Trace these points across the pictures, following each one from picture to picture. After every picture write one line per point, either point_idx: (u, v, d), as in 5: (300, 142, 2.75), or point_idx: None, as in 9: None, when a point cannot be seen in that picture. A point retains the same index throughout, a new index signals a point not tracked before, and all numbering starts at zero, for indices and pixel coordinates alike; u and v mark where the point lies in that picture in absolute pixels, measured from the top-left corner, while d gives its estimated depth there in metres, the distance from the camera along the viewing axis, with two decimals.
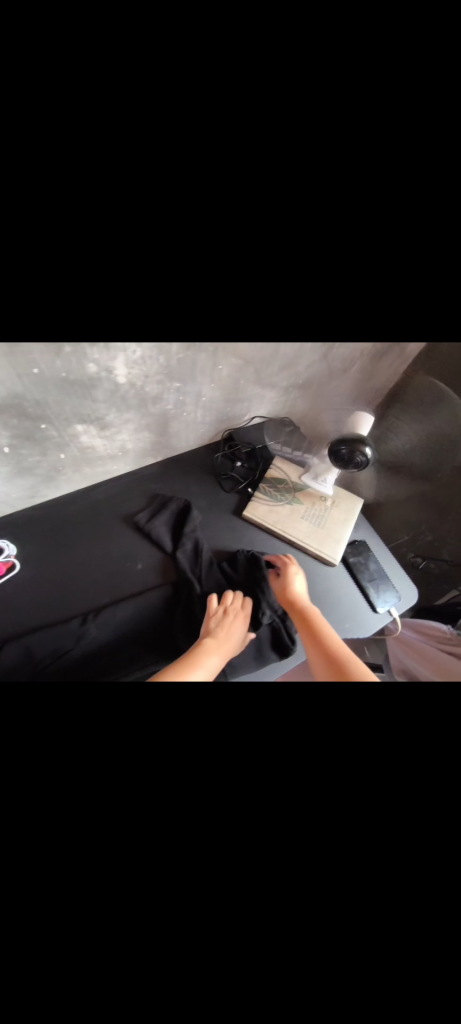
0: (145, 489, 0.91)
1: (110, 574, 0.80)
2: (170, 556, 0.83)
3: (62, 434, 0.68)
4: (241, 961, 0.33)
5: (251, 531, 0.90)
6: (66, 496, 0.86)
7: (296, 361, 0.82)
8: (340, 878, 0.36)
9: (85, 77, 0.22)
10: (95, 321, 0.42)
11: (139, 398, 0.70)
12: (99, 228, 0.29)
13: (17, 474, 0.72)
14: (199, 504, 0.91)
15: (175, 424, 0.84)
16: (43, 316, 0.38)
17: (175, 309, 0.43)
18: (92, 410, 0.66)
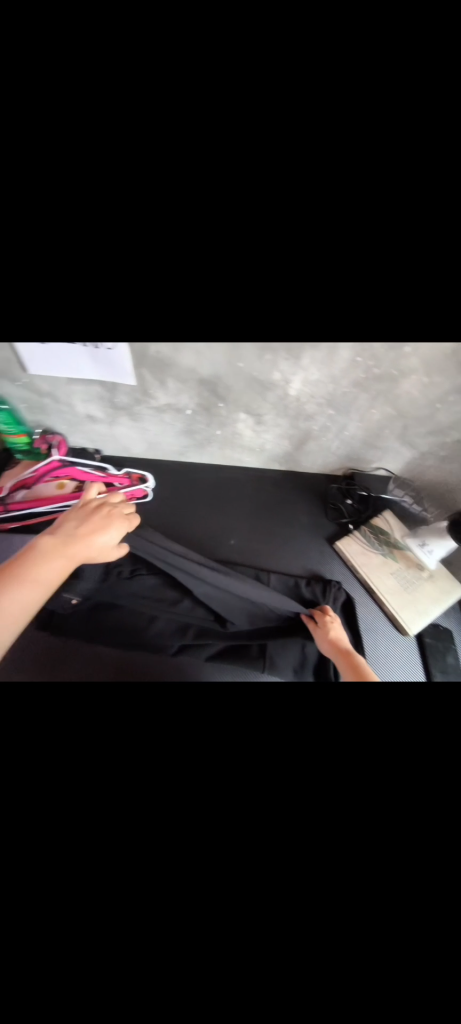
0: (259, 488, 1.04)
1: (210, 538, 0.97)
2: (256, 550, 0.96)
3: (228, 415, 0.86)
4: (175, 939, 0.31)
5: (335, 562, 0.94)
6: (201, 466, 1.05)
7: (449, 429, 0.81)
8: (309, 887, 0.32)
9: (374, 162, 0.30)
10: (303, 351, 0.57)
11: (296, 409, 0.83)
12: (332, 280, 0.36)
13: (183, 433, 0.93)
14: (299, 520, 1.00)
15: (311, 444, 0.95)
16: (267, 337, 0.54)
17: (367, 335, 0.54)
18: (256, 404, 0.82)
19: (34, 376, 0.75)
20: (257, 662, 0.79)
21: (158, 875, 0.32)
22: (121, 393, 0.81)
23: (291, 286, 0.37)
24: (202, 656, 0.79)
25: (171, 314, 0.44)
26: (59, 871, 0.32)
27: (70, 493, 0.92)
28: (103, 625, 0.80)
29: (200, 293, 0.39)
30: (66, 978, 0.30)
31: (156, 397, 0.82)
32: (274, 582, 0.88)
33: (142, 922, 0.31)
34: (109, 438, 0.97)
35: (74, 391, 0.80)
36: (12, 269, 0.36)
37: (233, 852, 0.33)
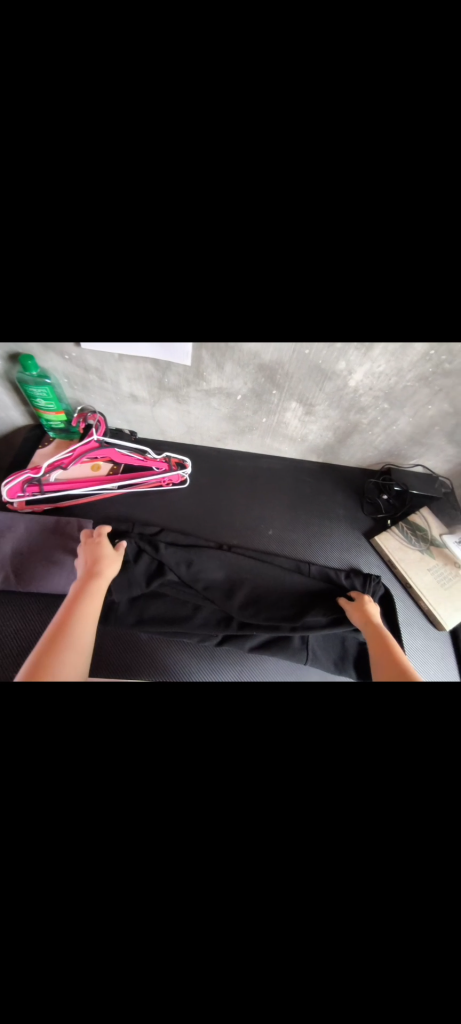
0: (298, 479, 1.03)
1: (249, 525, 0.93)
2: (296, 541, 0.93)
3: (279, 403, 0.83)
4: (316, 926, 0.30)
5: (372, 556, 0.94)
6: (239, 453, 1.02)
7: None
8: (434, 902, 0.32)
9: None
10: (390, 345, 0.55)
11: (350, 400, 0.81)
12: (435, 275, 0.35)
13: (227, 418, 0.90)
14: (336, 512, 0.99)
15: (355, 437, 0.94)
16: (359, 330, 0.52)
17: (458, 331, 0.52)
18: (310, 393, 0.79)
19: (84, 351, 0.71)
20: (301, 652, 0.77)
21: (280, 877, 0.32)
22: (171, 374, 0.77)
23: (414, 275, 0.35)
24: (245, 645, 0.76)
25: (275, 303, 0.41)
26: (178, 876, 0.31)
27: (107, 476, 0.88)
28: (143, 612, 0.75)
29: (331, 292, 0.38)
30: (181, 986, 0.30)
31: (209, 379, 0.78)
32: (315, 572, 0.86)
33: (281, 902, 0.31)
34: (148, 419, 0.92)
35: (123, 368, 0.76)
36: (144, 247, 0.33)
37: (353, 859, 0.32)
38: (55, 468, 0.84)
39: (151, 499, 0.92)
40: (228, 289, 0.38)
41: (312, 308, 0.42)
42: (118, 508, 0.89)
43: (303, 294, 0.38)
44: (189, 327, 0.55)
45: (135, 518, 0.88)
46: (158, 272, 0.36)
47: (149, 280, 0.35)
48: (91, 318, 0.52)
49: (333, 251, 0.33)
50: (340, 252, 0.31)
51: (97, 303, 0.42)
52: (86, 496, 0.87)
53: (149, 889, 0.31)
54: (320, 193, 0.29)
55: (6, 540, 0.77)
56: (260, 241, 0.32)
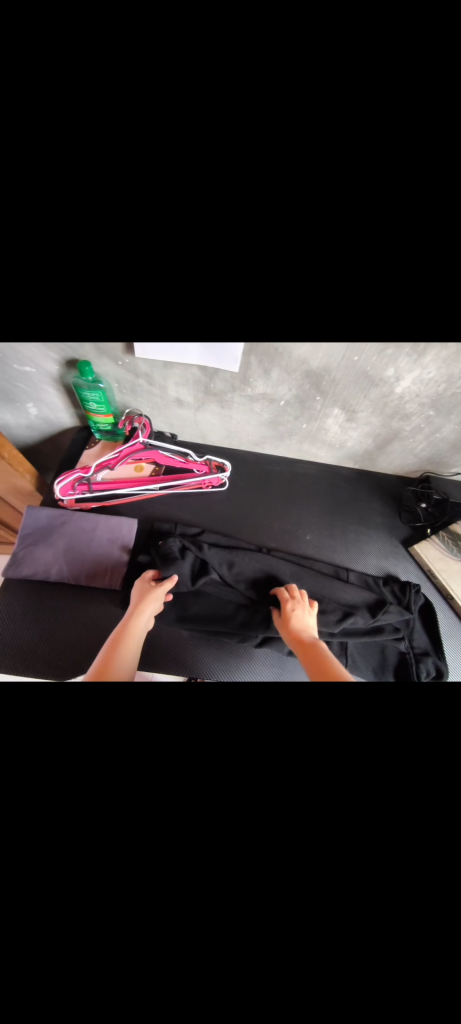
0: (334, 485, 1.03)
1: (285, 529, 0.94)
2: (333, 547, 0.93)
3: (321, 410, 0.85)
4: (381, 919, 0.32)
5: (411, 565, 0.93)
6: (276, 458, 1.04)
7: None
8: None
9: None
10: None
11: (394, 408, 0.81)
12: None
13: (267, 424, 0.91)
14: (373, 519, 0.99)
15: (396, 444, 0.93)
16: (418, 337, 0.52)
17: None
18: (353, 400, 0.80)
19: (136, 359, 0.74)
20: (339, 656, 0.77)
21: (343, 870, 0.33)
22: (217, 380, 0.79)
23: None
24: (284, 649, 0.76)
25: (343, 316, 0.43)
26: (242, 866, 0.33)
27: (150, 477, 0.92)
28: (186, 610, 0.77)
29: (402, 305, 0.39)
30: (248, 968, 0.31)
31: (254, 385, 0.79)
32: (354, 579, 0.86)
33: (343, 891, 0.32)
34: (190, 423, 0.96)
35: (171, 374, 0.79)
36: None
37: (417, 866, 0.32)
38: (102, 469, 0.88)
39: (191, 501, 0.94)
40: (303, 302, 0.40)
41: (380, 319, 0.43)
42: (160, 508, 0.92)
43: (374, 309, 0.39)
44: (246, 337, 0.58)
45: (176, 518, 0.91)
46: (238, 290, 0.38)
47: (231, 296, 0.38)
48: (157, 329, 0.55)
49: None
50: (413, 278, 0.32)
51: (174, 315, 0.45)
52: (131, 496, 0.90)
53: (222, 874, 0.32)
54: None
55: (58, 534, 0.81)
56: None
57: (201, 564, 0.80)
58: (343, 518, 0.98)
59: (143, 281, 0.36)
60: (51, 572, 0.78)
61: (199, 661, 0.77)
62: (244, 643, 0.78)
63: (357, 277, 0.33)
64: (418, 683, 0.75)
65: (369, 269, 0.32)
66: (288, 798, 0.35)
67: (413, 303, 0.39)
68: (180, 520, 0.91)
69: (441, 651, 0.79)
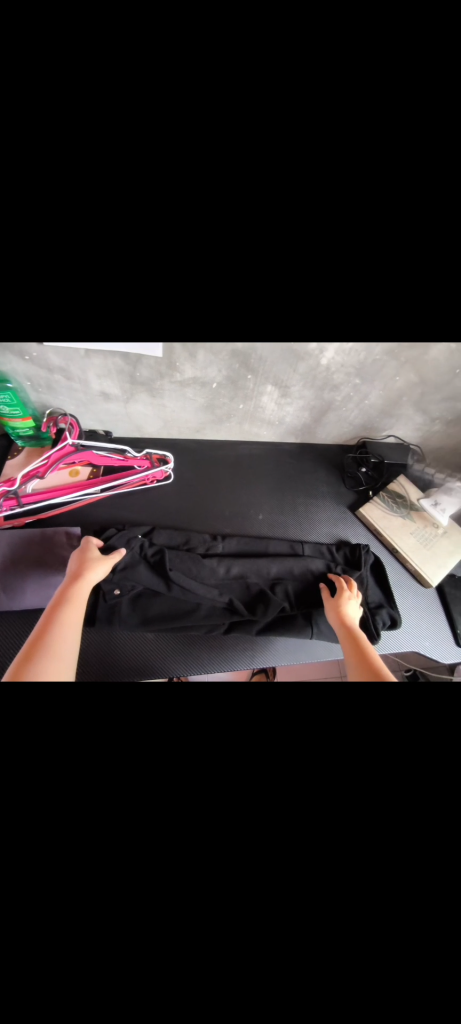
0: (280, 462, 1.04)
1: (239, 513, 0.93)
2: (287, 523, 0.95)
3: (255, 388, 0.84)
4: None
5: (360, 528, 0.98)
6: (219, 443, 1.02)
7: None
8: None
9: None
10: (361, 322, 0.58)
11: (324, 379, 0.82)
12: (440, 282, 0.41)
13: (203, 408, 0.88)
14: (320, 489, 1.02)
15: (330, 415, 0.96)
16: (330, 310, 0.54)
17: (418, 318, 0.55)
18: (285, 375, 0.80)
19: (45, 350, 0.66)
20: (305, 630, 0.78)
21: None
22: (143, 367, 0.74)
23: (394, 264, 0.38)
24: (252, 629, 0.77)
25: (252, 287, 0.41)
26: None
27: (87, 480, 0.85)
28: (148, 612, 0.75)
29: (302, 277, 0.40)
30: None
31: (183, 370, 0.76)
32: (309, 550, 0.89)
33: None
34: (122, 417, 0.90)
35: (90, 363, 0.72)
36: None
37: None
38: (31, 478, 0.80)
39: (136, 499, 0.90)
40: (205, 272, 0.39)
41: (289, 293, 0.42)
42: (105, 512, 0.87)
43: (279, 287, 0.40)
44: (161, 321, 0.55)
45: (124, 519, 0.86)
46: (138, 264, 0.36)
47: None
48: (56, 314, 0.49)
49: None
50: None
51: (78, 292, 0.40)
52: (70, 502, 0.83)
53: None
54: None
55: None
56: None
57: (156, 562, 0.78)
58: (293, 493, 1.00)
59: None
60: None
61: (170, 659, 0.75)
62: (213, 633, 0.78)
63: (255, 247, 0.32)
64: (377, 636, 0.81)
65: (263, 240, 0.32)
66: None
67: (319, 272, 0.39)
68: (128, 520, 0.86)
69: (393, 601, 0.86)
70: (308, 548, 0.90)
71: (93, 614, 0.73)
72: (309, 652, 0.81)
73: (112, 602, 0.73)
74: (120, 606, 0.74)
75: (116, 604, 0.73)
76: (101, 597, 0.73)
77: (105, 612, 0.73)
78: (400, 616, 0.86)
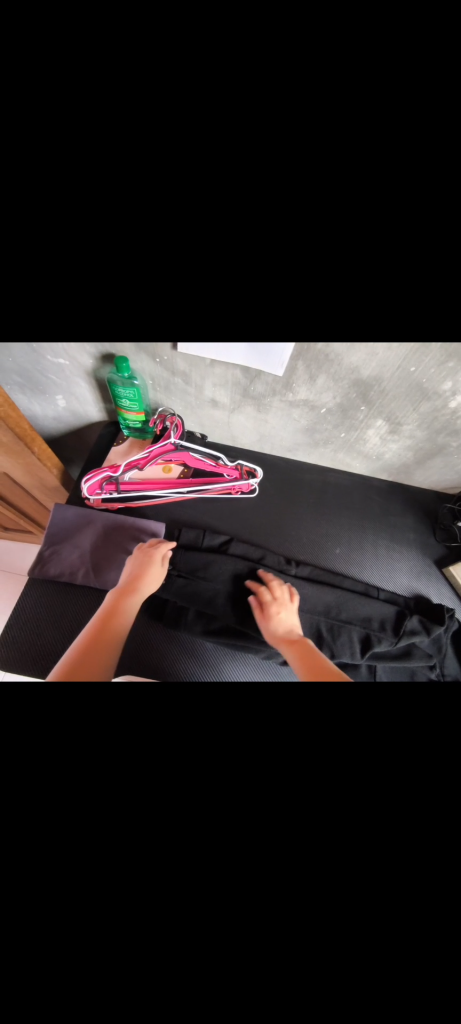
0: (367, 496, 0.98)
1: (314, 541, 0.90)
2: (364, 563, 0.90)
3: (364, 420, 0.80)
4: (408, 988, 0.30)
5: (445, 587, 0.89)
6: (307, 465, 1.00)
7: None
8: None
9: None
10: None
11: (444, 422, 0.76)
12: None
13: (303, 430, 0.87)
14: (405, 534, 0.95)
15: (437, 459, 0.88)
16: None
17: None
18: (400, 413, 0.76)
19: (177, 354, 0.70)
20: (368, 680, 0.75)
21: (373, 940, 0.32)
22: (258, 381, 0.75)
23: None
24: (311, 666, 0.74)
25: (427, 330, 0.38)
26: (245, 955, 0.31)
27: (177, 479, 0.89)
28: (209, 621, 0.75)
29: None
30: None
31: (296, 391, 0.75)
32: (384, 594, 0.84)
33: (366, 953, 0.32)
34: (222, 425, 0.92)
35: (211, 372, 0.74)
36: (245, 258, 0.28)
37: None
38: (131, 469, 0.85)
39: (217, 507, 0.91)
40: (389, 299, 0.33)
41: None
42: (187, 512, 0.89)
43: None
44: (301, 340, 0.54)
45: (203, 522, 0.88)
46: (318, 310, 0.35)
47: (306, 307, 0.33)
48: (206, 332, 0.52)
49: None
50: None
51: (242, 322, 0.40)
52: (159, 496, 0.88)
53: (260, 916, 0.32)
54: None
55: (85, 534, 0.79)
56: (443, 292, 0.30)
57: (215, 568, 0.78)
58: (375, 532, 0.94)
59: (207, 293, 0.32)
60: (78, 577, 0.76)
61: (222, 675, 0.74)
62: (267, 659, 0.75)
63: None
64: None
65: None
66: (354, 824, 0.31)
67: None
68: (207, 524, 0.88)
69: None
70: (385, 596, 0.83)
71: (160, 611, 0.76)
72: None
73: (172, 602, 0.76)
74: (186, 610, 0.76)
75: (174, 603, 0.75)
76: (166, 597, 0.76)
77: (166, 610, 0.76)
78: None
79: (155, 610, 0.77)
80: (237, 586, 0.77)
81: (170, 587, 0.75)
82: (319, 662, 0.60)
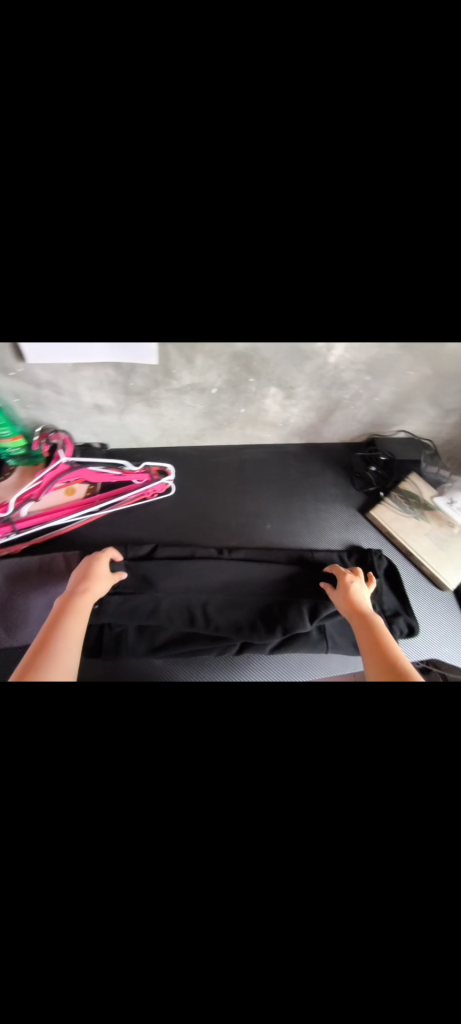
0: (284, 464, 0.99)
1: (244, 523, 0.90)
2: (297, 530, 0.91)
3: (257, 392, 0.78)
4: None
5: (371, 531, 0.94)
6: (220, 448, 0.97)
7: None
8: None
9: None
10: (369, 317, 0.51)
11: (331, 378, 0.76)
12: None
13: (203, 414, 0.83)
14: (328, 491, 0.98)
15: (338, 414, 0.91)
16: (342, 311, 0.48)
17: None
18: (289, 377, 0.75)
19: (30, 364, 0.60)
20: (320, 644, 0.77)
21: None
22: (137, 376, 0.68)
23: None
24: (267, 648, 0.74)
25: None
26: None
27: (84, 499, 0.81)
28: (155, 637, 0.71)
29: None
30: None
31: (179, 377, 0.70)
32: (319, 556, 0.86)
33: None
34: (118, 429, 0.84)
35: (81, 375, 0.66)
36: None
37: None
38: (25, 503, 0.75)
39: (137, 516, 0.86)
40: None
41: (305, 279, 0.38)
42: (105, 531, 0.83)
43: None
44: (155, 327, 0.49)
45: (126, 535, 0.83)
46: None
47: None
48: None
49: (325, 235, 0.32)
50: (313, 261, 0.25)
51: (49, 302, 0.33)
52: (69, 525, 0.80)
53: None
54: (309, 206, 0.30)
55: None
56: None
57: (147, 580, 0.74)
58: (300, 497, 0.96)
59: None
60: None
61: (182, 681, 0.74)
62: (222, 653, 0.75)
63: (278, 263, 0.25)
64: None
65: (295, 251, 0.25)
66: None
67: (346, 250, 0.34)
68: (131, 535, 0.84)
69: (410, 608, 0.83)
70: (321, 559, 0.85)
71: (98, 644, 0.70)
72: (320, 665, 0.79)
73: (110, 628, 0.70)
74: (127, 633, 0.71)
75: (111, 629, 0.70)
76: (100, 625, 0.70)
77: (105, 639, 0.70)
78: (417, 626, 0.82)
79: (94, 643, 0.70)
80: (175, 591, 0.74)
81: (106, 612, 0.69)
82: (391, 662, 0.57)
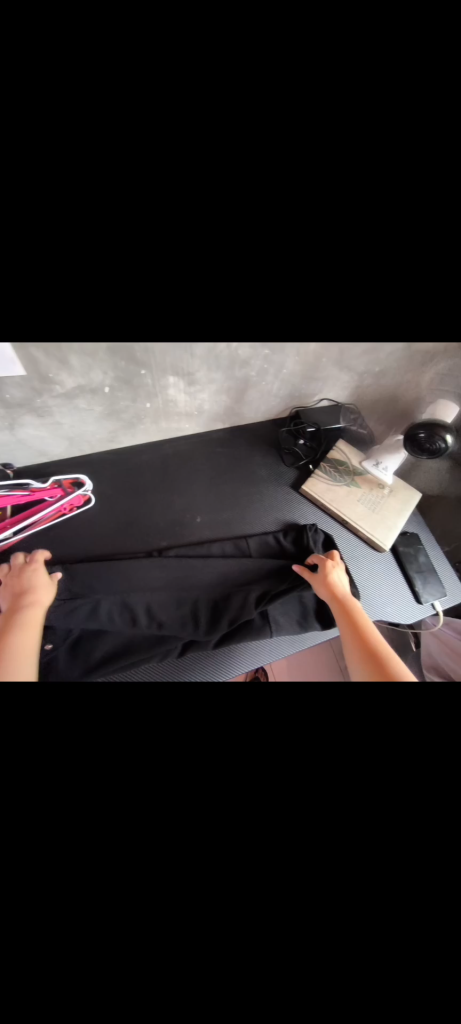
0: (211, 453, 0.96)
1: (175, 522, 0.86)
2: (231, 518, 0.89)
3: (155, 384, 0.74)
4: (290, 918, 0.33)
5: (306, 506, 0.93)
6: (138, 447, 0.92)
7: (376, 350, 0.79)
8: None
9: (220, 55, 0.24)
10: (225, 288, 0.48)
11: (228, 358, 0.72)
12: (324, 255, 0.34)
13: (105, 415, 0.78)
14: (258, 472, 0.96)
15: (251, 392, 0.87)
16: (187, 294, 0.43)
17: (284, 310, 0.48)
18: (184, 364, 0.70)
19: None
20: (264, 630, 0.76)
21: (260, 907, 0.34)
22: (11, 387, 0.62)
23: (247, 226, 0.30)
24: (210, 644, 0.73)
25: None
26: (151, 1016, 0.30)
27: None
28: (91, 656, 0.69)
29: None
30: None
31: (60, 381, 0.64)
32: (255, 549, 0.84)
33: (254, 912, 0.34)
34: (16, 446, 0.78)
35: None
36: None
37: None
38: None
39: (58, 534, 0.80)
40: None
41: (119, 268, 0.34)
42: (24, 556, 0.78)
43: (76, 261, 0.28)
44: None
45: (48, 556, 0.78)
46: None
47: None
48: None
49: (60, 189, 0.27)
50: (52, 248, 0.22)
51: None
52: None
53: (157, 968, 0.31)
54: (50, 174, 0.26)
55: None
56: None
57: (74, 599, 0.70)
58: (231, 484, 0.93)
59: None
60: None
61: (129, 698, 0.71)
62: (166, 659, 0.74)
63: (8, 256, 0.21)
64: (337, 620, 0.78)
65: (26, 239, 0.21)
66: None
67: (147, 227, 0.30)
68: (53, 557, 0.78)
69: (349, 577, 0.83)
70: (258, 542, 0.85)
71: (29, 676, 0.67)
72: (270, 651, 0.80)
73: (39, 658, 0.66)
74: (56, 659, 0.67)
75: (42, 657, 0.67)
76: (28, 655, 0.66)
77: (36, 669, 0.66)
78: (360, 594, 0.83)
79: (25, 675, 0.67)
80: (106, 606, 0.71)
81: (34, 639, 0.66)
82: (378, 654, 0.62)
